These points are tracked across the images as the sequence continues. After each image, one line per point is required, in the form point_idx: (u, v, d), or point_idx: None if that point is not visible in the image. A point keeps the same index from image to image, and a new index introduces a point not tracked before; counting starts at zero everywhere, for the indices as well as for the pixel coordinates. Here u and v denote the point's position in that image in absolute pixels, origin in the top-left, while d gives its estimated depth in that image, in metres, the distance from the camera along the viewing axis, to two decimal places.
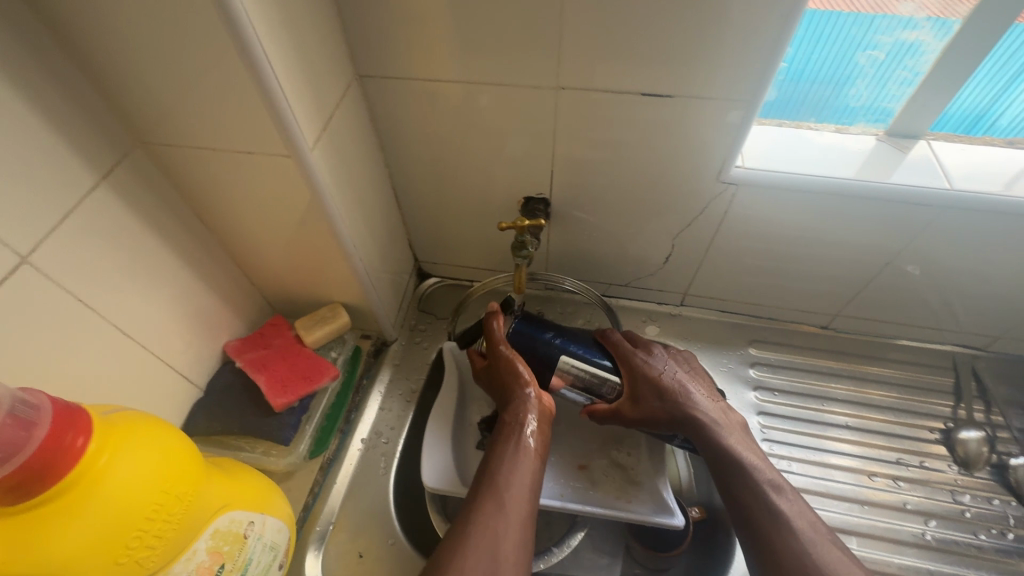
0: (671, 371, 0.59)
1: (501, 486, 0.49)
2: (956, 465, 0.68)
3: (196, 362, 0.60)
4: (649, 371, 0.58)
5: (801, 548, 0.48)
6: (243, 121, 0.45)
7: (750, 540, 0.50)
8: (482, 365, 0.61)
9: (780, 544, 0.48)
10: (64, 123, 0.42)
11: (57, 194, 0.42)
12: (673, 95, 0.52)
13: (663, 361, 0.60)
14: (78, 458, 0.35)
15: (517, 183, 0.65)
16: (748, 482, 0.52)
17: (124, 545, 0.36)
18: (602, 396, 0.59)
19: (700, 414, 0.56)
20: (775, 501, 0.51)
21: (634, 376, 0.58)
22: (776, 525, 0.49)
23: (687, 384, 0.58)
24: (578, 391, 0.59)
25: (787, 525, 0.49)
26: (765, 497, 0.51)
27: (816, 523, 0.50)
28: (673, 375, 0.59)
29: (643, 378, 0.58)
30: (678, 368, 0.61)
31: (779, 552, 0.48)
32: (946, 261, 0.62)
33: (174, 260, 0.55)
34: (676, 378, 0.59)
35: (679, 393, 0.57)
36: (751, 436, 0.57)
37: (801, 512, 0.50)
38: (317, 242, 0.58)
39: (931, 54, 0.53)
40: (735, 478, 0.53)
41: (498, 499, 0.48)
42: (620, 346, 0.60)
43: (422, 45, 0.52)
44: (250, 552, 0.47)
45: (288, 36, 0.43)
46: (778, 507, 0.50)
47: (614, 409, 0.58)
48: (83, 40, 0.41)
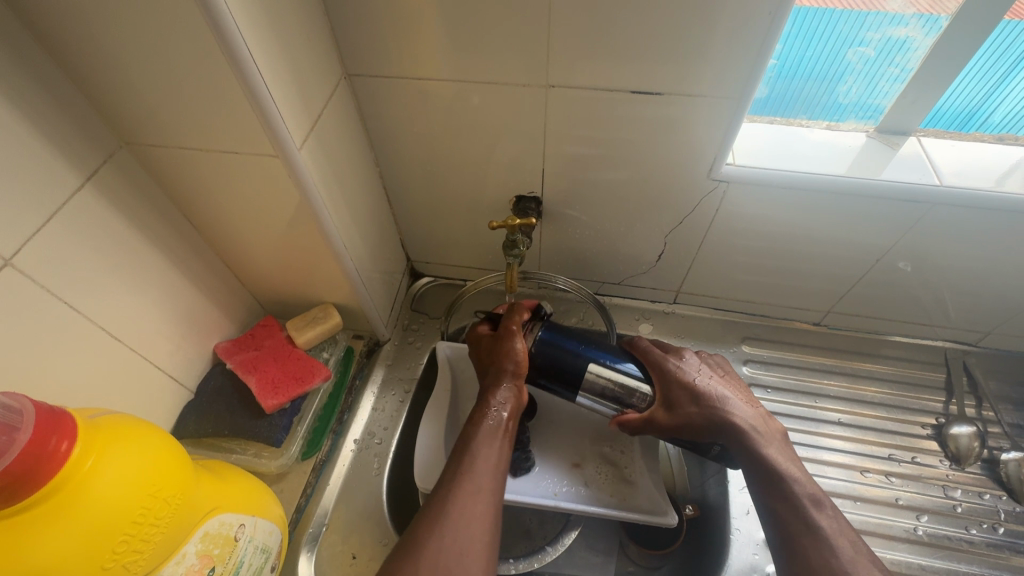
0: (705, 376, 0.57)
1: (467, 479, 0.47)
2: (948, 460, 0.68)
3: (186, 364, 0.60)
4: (682, 377, 0.56)
5: (839, 565, 0.46)
6: (229, 121, 0.45)
7: (785, 555, 0.48)
8: (489, 338, 0.59)
9: (817, 561, 0.46)
10: (46, 124, 0.42)
11: (40, 196, 0.42)
12: (663, 93, 0.52)
13: (695, 366, 0.58)
14: (63, 462, 0.34)
15: (509, 182, 0.65)
16: (785, 493, 0.50)
17: (111, 549, 0.36)
18: (632, 405, 0.57)
19: (737, 420, 0.54)
20: (814, 515, 0.49)
21: (667, 382, 0.56)
22: (813, 541, 0.48)
23: (722, 390, 0.56)
24: (607, 399, 0.57)
25: (826, 541, 0.47)
26: (802, 512, 0.49)
27: (856, 541, 0.48)
28: (708, 381, 0.57)
29: (676, 383, 0.56)
30: (712, 372, 0.59)
31: (814, 566, 0.46)
32: (937, 257, 0.62)
33: (162, 262, 0.54)
34: (711, 383, 0.57)
35: (715, 399, 0.55)
36: (790, 445, 0.55)
37: (841, 529, 0.48)
38: (307, 243, 0.57)
39: (920, 51, 0.53)
40: (771, 490, 0.51)
41: (465, 492, 0.46)
42: (650, 352, 0.59)
43: (410, 43, 0.52)
44: (242, 554, 0.47)
45: (273, 35, 0.43)
46: (816, 522, 0.48)
47: (647, 418, 0.56)
48: (64, 39, 0.40)
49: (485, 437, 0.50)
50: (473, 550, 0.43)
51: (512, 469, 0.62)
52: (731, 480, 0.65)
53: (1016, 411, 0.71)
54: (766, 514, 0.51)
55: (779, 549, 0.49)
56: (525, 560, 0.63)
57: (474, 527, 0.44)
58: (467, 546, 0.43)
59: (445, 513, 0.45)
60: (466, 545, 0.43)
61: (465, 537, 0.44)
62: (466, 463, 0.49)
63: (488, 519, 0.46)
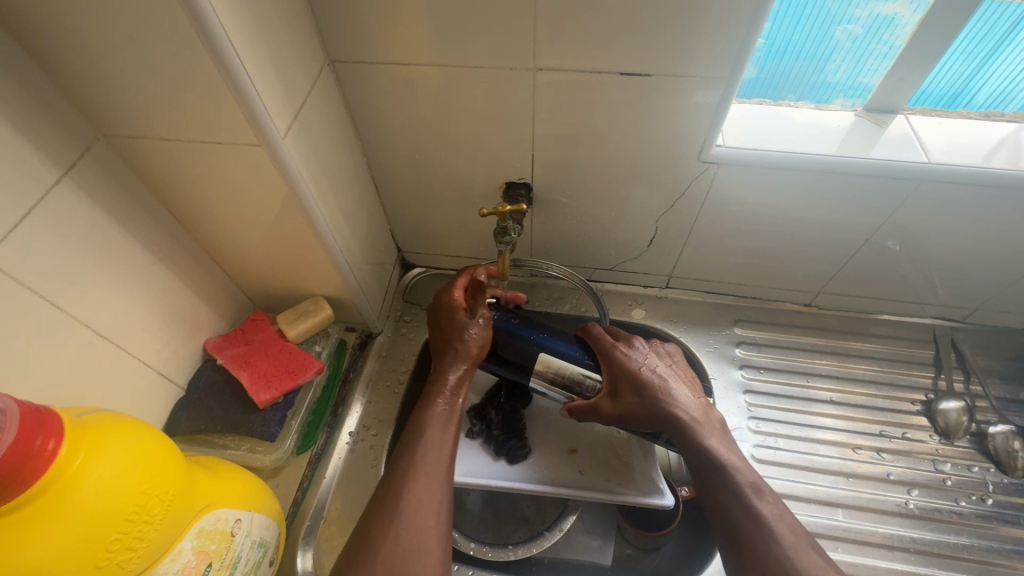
0: (652, 364, 0.58)
1: (413, 471, 0.50)
2: (937, 435, 0.69)
3: (176, 361, 0.59)
4: (628, 365, 0.57)
5: (781, 553, 0.47)
6: (209, 111, 0.44)
7: (726, 544, 0.50)
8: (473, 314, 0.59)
9: (761, 549, 0.47)
10: (18, 114, 0.40)
11: (17, 191, 0.41)
12: (652, 74, 0.52)
13: (644, 354, 0.59)
14: (50, 462, 0.34)
15: (499, 168, 0.64)
16: (727, 482, 0.51)
17: (103, 548, 0.35)
18: (581, 394, 0.58)
19: (679, 412, 0.55)
20: (755, 503, 0.50)
21: (613, 370, 0.57)
22: (756, 529, 0.48)
23: (667, 379, 0.57)
24: (558, 387, 0.58)
25: (767, 528, 0.48)
26: (748, 495, 0.50)
27: (796, 527, 0.49)
28: (654, 369, 0.57)
29: (621, 371, 0.56)
30: (661, 362, 0.59)
31: (757, 554, 0.47)
32: (924, 235, 0.62)
33: (146, 258, 0.53)
34: (657, 371, 0.57)
35: (658, 388, 0.56)
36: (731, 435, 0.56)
37: (781, 515, 0.49)
38: (295, 235, 0.57)
39: (906, 27, 0.53)
40: (716, 476, 0.52)
41: (416, 486, 0.49)
42: (601, 339, 0.59)
43: (394, 28, 0.51)
44: (239, 549, 0.46)
45: (252, 20, 0.42)
46: (758, 509, 0.49)
47: (592, 406, 0.56)
48: (30, 26, 0.39)
49: (436, 423, 0.54)
50: (425, 540, 0.46)
51: (509, 457, 0.63)
52: None
53: (1003, 385, 0.72)
54: (713, 501, 0.52)
55: (720, 535, 0.50)
56: (523, 546, 0.63)
57: (424, 525, 0.47)
58: (419, 537, 0.46)
59: (396, 514, 0.47)
60: (417, 535, 0.46)
61: (419, 526, 0.46)
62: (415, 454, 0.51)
63: (439, 511, 0.48)
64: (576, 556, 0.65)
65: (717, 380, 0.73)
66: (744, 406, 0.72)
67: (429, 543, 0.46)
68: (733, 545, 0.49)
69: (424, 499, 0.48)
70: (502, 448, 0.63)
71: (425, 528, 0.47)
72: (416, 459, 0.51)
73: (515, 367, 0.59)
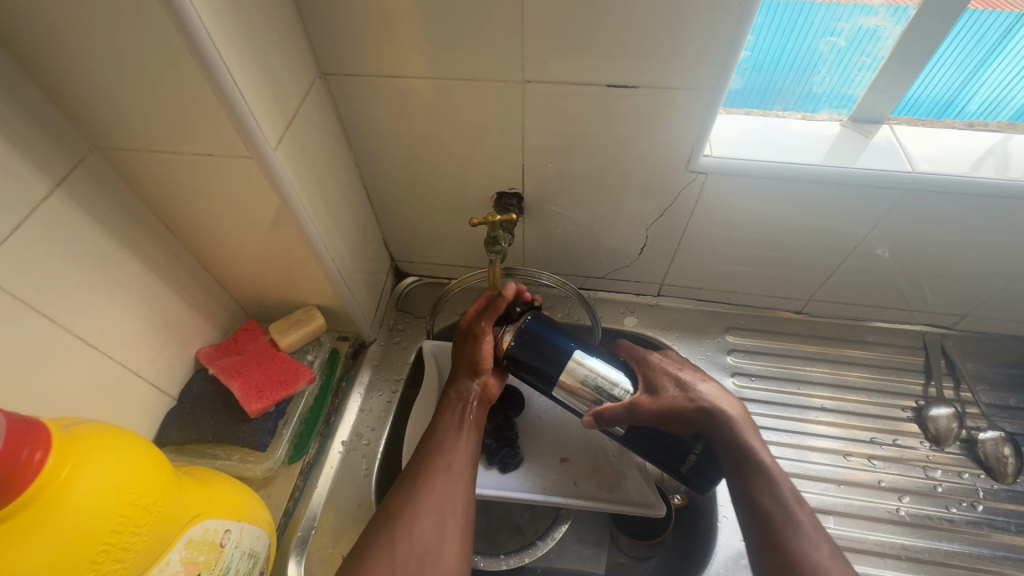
0: (690, 371, 0.59)
1: (433, 462, 0.53)
2: (928, 442, 0.69)
3: (167, 371, 0.59)
4: (665, 367, 0.58)
5: (815, 561, 0.48)
6: (201, 124, 0.44)
7: (760, 545, 0.50)
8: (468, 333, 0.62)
9: (796, 556, 0.48)
10: (10, 128, 0.41)
11: (9, 203, 0.41)
12: (639, 86, 0.53)
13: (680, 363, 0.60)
14: (36, 473, 0.33)
15: (490, 178, 0.65)
16: (769, 487, 0.52)
17: (89, 559, 0.35)
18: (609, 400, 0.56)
19: (723, 408, 0.55)
20: (794, 509, 0.51)
21: (649, 372, 0.58)
22: (793, 535, 0.50)
23: (707, 382, 0.58)
24: (582, 394, 0.56)
25: (805, 536, 0.49)
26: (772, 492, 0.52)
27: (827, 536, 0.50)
28: (692, 374, 0.58)
29: (659, 371, 0.58)
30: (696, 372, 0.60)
31: (790, 560, 0.48)
32: (911, 242, 0.63)
33: (139, 269, 0.53)
34: (695, 375, 0.58)
35: (698, 387, 0.56)
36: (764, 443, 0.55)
37: (816, 525, 0.51)
38: (287, 245, 0.57)
39: (888, 40, 0.54)
40: (758, 477, 0.52)
41: (433, 479, 0.52)
42: (634, 349, 0.61)
43: (384, 41, 0.52)
44: (228, 560, 0.46)
45: (243, 35, 0.42)
46: (795, 516, 0.51)
47: (631, 405, 0.54)
48: (23, 40, 0.39)
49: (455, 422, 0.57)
50: (446, 543, 0.49)
51: (501, 466, 0.63)
52: None
53: (993, 391, 0.73)
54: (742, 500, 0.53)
55: (751, 536, 0.51)
56: (516, 555, 0.64)
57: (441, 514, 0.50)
58: (445, 538, 0.49)
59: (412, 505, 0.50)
60: (442, 536, 0.49)
61: (436, 517, 0.50)
62: (435, 448, 0.55)
63: (457, 502, 0.52)
64: (569, 565, 0.65)
65: None
66: None
67: (447, 546, 0.49)
68: (762, 550, 0.50)
69: (441, 490, 0.52)
70: (495, 457, 0.63)
71: (450, 530, 0.50)
72: (437, 451, 0.54)
73: (543, 375, 0.57)
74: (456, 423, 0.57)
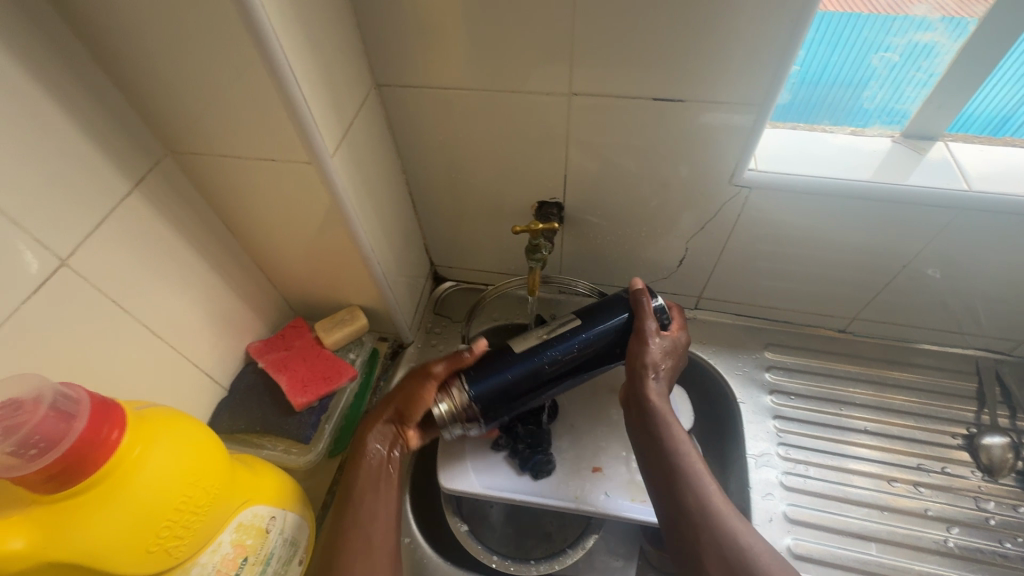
0: (667, 365, 0.57)
1: (352, 531, 0.51)
2: (980, 472, 0.66)
3: (221, 362, 0.62)
4: (671, 343, 0.57)
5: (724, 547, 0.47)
6: (267, 130, 0.47)
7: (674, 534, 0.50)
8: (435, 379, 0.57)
9: (708, 541, 0.48)
10: (99, 132, 0.44)
11: (94, 201, 0.45)
12: (685, 100, 0.53)
13: (671, 361, 0.57)
14: (112, 450, 0.36)
15: (532, 187, 0.66)
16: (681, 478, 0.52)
17: (154, 534, 0.37)
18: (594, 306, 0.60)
19: (644, 379, 0.56)
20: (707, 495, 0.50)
21: (671, 338, 0.57)
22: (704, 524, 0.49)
23: (662, 375, 0.56)
24: (531, 345, 0.57)
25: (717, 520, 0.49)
26: (673, 457, 0.53)
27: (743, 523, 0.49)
28: (664, 367, 0.57)
29: (671, 344, 0.57)
30: (669, 370, 0.57)
31: (707, 550, 0.48)
32: (967, 263, 0.61)
33: (201, 265, 0.57)
34: (665, 368, 0.57)
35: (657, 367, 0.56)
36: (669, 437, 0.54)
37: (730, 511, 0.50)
38: (336, 247, 0.60)
39: (946, 55, 0.53)
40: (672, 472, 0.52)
41: (352, 552, 0.50)
42: (682, 337, 0.58)
43: (437, 55, 0.54)
44: (272, 546, 0.49)
45: (311, 47, 0.45)
46: (709, 503, 0.50)
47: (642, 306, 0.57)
48: (115, 52, 0.43)
49: (369, 480, 0.54)
50: None
51: (534, 472, 0.63)
52: (754, 488, 0.66)
53: None
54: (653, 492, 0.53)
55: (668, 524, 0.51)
56: (546, 562, 0.63)
57: None
58: None
59: None
60: None
61: None
62: (352, 512, 0.52)
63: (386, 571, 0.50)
64: None
65: (747, 404, 0.72)
66: (774, 431, 0.71)
67: None
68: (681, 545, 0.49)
69: (367, 560, 0.49)
70: (528, 463, 0.64)
71: None
72: (354, 516, 0.52)
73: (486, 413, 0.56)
74: (373, 481, 0.54)
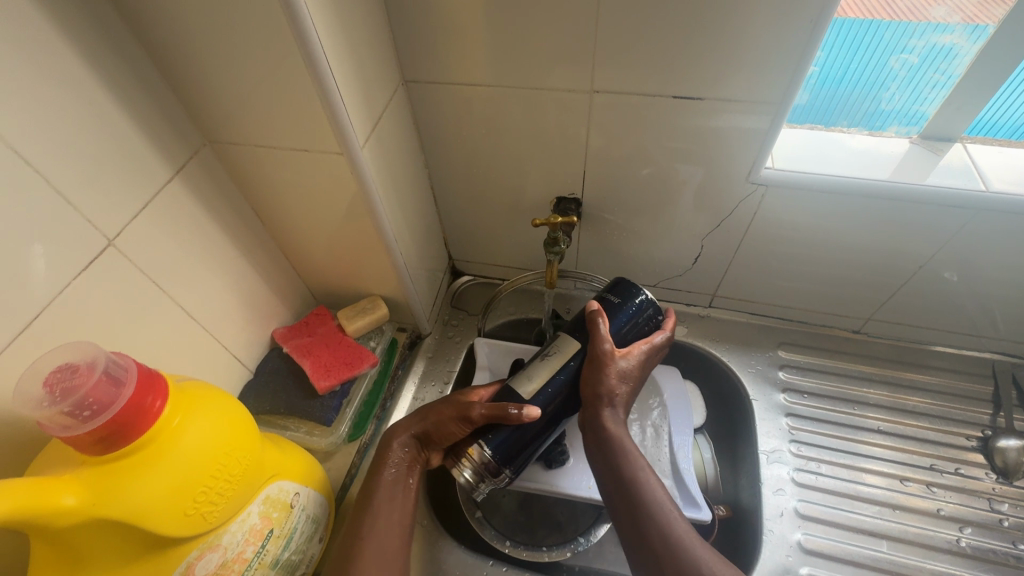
0: (621, 390, 0.54)
1: (365, 544, 0.49)
2: (995, 474, 0.66)
3: (248, 345, 0.64)
4: (627, 368, 0.54)
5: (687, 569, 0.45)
6: (301, 122, 0.49)
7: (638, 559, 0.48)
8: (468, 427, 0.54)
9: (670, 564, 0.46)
10: (145, 120, 0.47)
11: (139, 186, 0.47)
12: (704, 98, 0.54)
13: (627, 386, 0.55)
14: (154, 418, 0.38)
15: (551, 183, 0.68)
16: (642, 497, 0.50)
17: (192, 500, 0.39)
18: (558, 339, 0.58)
19: (597, 407, 0.54)
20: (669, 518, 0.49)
21: (627, 362, 0.54)
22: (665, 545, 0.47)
23: (615, 401, 0.54)
24: (539, 391, 0.54)
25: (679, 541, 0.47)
26: (632, 476, 0.51)
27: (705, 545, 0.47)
28: (619, 391, 0.54)
29: (626, 370, 0.54)
30: (626, 393, 0.55)
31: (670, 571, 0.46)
32: (983, 266, 0.61)
33: (233, 251, 0.59)
34: (620, 393, 0.54)
35: (610, 394, 0.54)
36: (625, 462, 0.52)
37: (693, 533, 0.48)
38: (361, 237, 0.62)
39: (965, 57, 0.53)
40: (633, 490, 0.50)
41: (363, 563, 0.48)
42: (641, 359, 0.55)
43: (463, 52, 0.56)
44: (295, 521, 0.51)
45: (345, 43, 0.47)
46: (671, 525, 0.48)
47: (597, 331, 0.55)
48: (162, 44, 0.45)
49: (386, 494, 0.53)
50: None
51: (546, 461, 0.65)
52: (765, 483, 0.67)
53: None
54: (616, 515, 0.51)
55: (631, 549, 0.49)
56: (558, 549, 0.65)
57: None
58: None
59: None
60: None
61: None
62: (366, 523, 0.50)
63: None
64: (609, 565, 0.64)
65: (759, 402, 0.73)
66: (786, 428, 0.71)
67: None
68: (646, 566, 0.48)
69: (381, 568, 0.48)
70: (540, 452, 0.65)
71: None
72: (368, 527, 0.50)
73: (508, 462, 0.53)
74: (390, 497, 0.52)
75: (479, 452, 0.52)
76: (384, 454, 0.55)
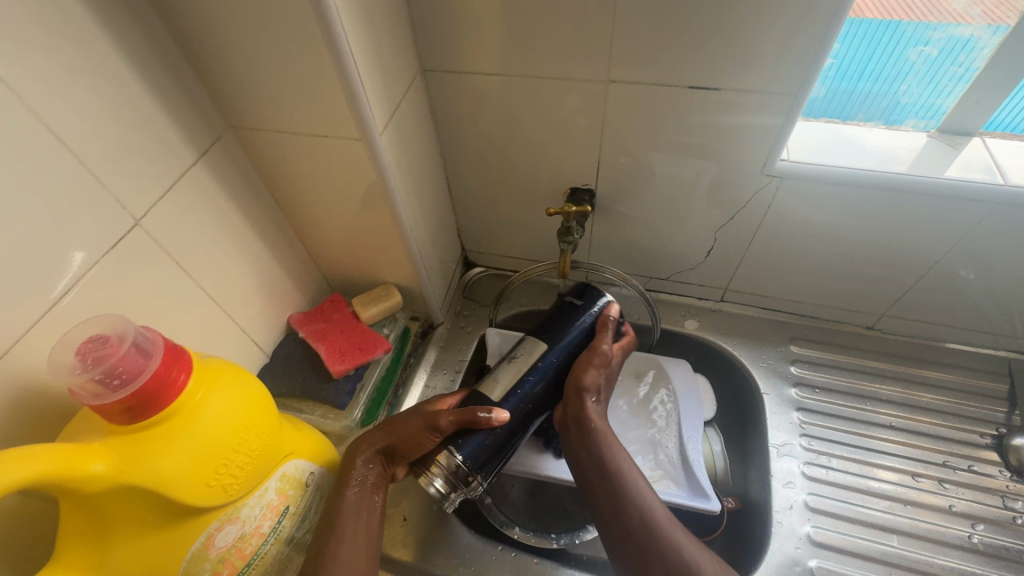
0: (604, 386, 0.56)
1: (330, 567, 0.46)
2: (1009, 472, 0.65)
3: (265, 329, 0.66)
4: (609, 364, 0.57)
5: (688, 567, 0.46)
6: (322, 108, 0.50)
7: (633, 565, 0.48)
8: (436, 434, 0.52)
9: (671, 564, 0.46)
10: (172, 104, 0.48)
11: (164, 168, 0.48)
12: (721, 89, 0.54)
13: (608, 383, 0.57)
14: (179, 390, 0.39)
15: (565, 174, 0.68)
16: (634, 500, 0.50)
17: (213, 472, 0.41)
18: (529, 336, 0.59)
19: (586, 400, 0.54)
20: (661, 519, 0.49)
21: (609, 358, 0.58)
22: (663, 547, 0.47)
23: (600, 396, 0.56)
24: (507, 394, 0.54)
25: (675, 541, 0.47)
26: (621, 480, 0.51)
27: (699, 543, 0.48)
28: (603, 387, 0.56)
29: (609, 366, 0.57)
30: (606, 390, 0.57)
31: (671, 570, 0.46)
32: (1001, 262, 0.61)
33: (252, 235, 0.61)
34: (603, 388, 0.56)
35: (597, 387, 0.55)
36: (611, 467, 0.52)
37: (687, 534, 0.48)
38: (377, 224, 0.63)
39: (985, 50, 0.53)
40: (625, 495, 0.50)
41: None
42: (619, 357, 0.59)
43: (481, 42, 0.57)
44: (309, 499, 0.52)
45: (367, 30, 0.48)
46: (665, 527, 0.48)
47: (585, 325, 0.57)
48: (190, 30, 0.47)
49: (351, 512, 0.50)
50: None
51: (557, 450, 0.65)
52: (775, 477, 0.67)
53: None
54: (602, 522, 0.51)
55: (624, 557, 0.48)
56: (567, 535, 0.65)
57: None
58: None
59: None
60: None
61: None
62: (331, 544, 0.48)
63: None
64: None
65: (770, 396, 0.73)
66: (797, 423, 0.71)
67: None
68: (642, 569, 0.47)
69: None
70: (552, 441, 0.65)
71: None
72: (335, 548, 0.48)
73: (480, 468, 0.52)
74: (357, 513, 0.50)
75: (447, 459, 0.51)
76: (347, 469, 0.53)
